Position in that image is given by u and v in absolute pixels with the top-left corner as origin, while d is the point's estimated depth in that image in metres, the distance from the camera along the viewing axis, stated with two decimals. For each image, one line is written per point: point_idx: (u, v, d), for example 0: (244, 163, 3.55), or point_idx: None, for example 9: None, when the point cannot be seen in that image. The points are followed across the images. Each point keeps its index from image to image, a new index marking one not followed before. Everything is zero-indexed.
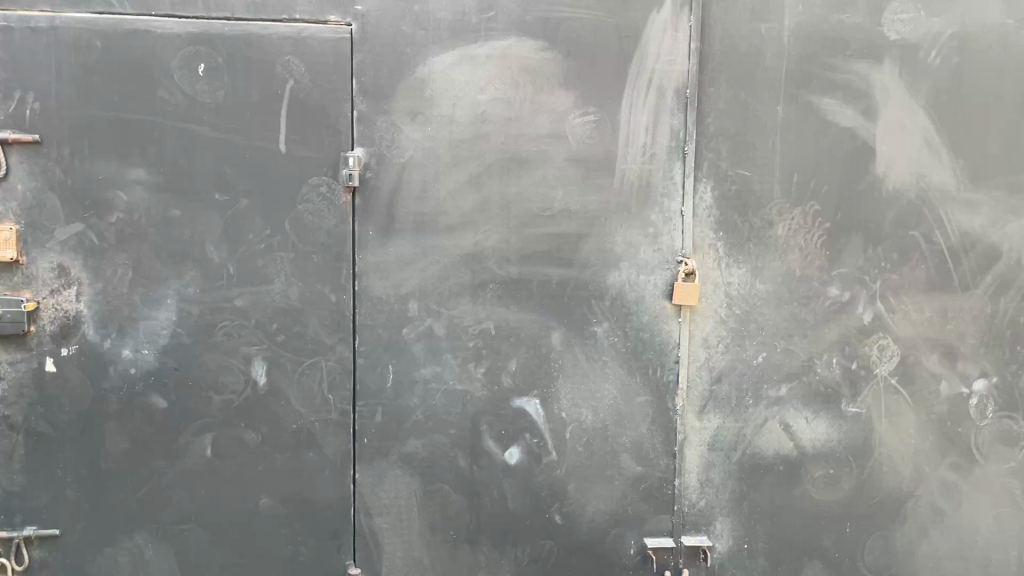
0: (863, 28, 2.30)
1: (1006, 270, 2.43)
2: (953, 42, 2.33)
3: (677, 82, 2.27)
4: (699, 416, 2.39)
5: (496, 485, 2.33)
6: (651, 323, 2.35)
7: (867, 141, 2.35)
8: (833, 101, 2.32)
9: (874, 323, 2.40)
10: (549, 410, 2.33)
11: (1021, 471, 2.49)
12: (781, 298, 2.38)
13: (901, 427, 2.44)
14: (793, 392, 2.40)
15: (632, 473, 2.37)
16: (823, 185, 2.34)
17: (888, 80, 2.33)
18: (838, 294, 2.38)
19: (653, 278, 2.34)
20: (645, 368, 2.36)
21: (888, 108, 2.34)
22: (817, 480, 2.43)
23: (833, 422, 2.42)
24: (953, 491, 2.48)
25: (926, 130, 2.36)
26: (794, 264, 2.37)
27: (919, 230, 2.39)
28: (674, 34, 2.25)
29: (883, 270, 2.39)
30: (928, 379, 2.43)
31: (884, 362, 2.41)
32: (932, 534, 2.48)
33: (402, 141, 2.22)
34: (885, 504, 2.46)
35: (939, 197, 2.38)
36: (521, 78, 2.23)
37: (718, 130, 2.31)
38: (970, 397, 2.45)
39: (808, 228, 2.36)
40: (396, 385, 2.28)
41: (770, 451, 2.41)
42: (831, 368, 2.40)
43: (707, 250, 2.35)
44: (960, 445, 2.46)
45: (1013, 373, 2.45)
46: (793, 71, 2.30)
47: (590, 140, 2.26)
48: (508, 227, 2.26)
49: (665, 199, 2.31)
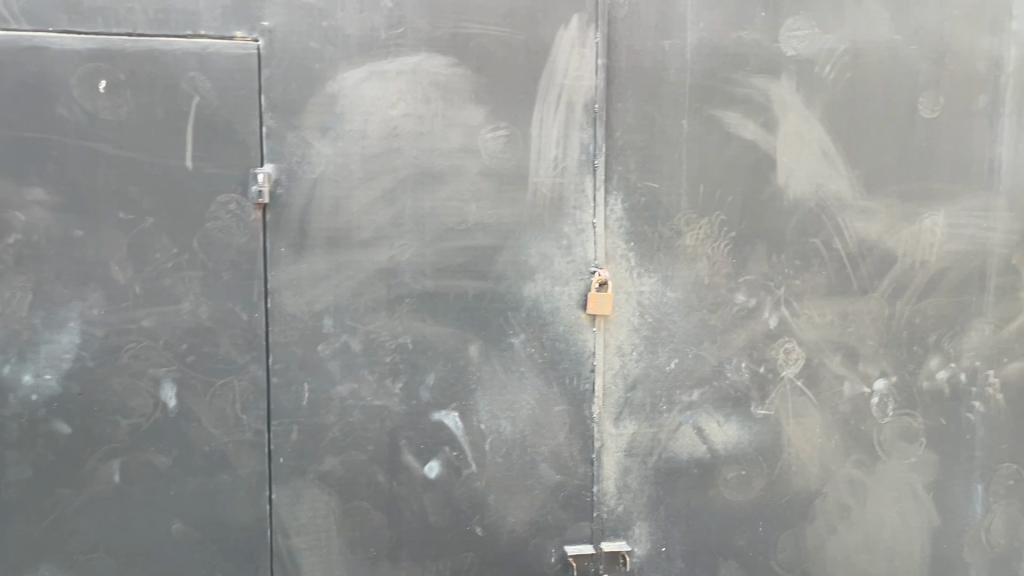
0: (761, 44, 2.39)
1: (902, 274, 2.55)
2: (845, 58, 2.44)
3: (586, 97, 2.32)
4: (615, 423, 2.43)
5: (416, 499, 2.33)
6: (567, 333, 2.39)
7: (768, 153, 2.44)
8: (735, 115, 2.41)
9: (780, 328, 2.50)
10: (468, 422, 2.34)
11: (922, 466, 2.60)
12: (692, 306, 2.45)
13: (808, 427, 2.54)
14: (705, 396, 2.47)
15: (552, 482, 2.40)
16: (727, 196, 2.43)
17: (785, 94, 2.43)
18: (745, 300, 2.47)
19: (567, 289, 2.38)
20: (561, 378, 2.39)
21: (786, 121, 2.44)
22: (730, 481, 2.50)
23: (743, 424, 2.50)
24: (859, 487, 2.58)
25: (822, 142, 2.46)
26: (703, 272, 2.44)
27: (819, 237, 2.49)
28: (581, 50, 2.30)
29: (786, 276, 2.48)
30: (831, 380, 2.54)
31: (789, 365, 2.51)
32: (841, 529, 2.58)
33: (313, 157, 2.21)
34: (795, 502, 2.55)
35: (837, 205, 2.49)
36: (432, 94, 2.25)
37: (626, 143, 2.37)
38: (871, 396, 2.56)
39: (715, 237, 2.44)
40: (312, 403, 2.26)
41: (684, 455, 2.47)
42: (741, 372, 2.48)
43: (619, 260, 2.40)
44: (864, 442, 2.57)
45: (911, 372, 2.57)
46: (696, 86, 2.38)
47: (502, 154, 2.29)
48: (422, 242, 2.27)
49: (577, 211, 2.36)
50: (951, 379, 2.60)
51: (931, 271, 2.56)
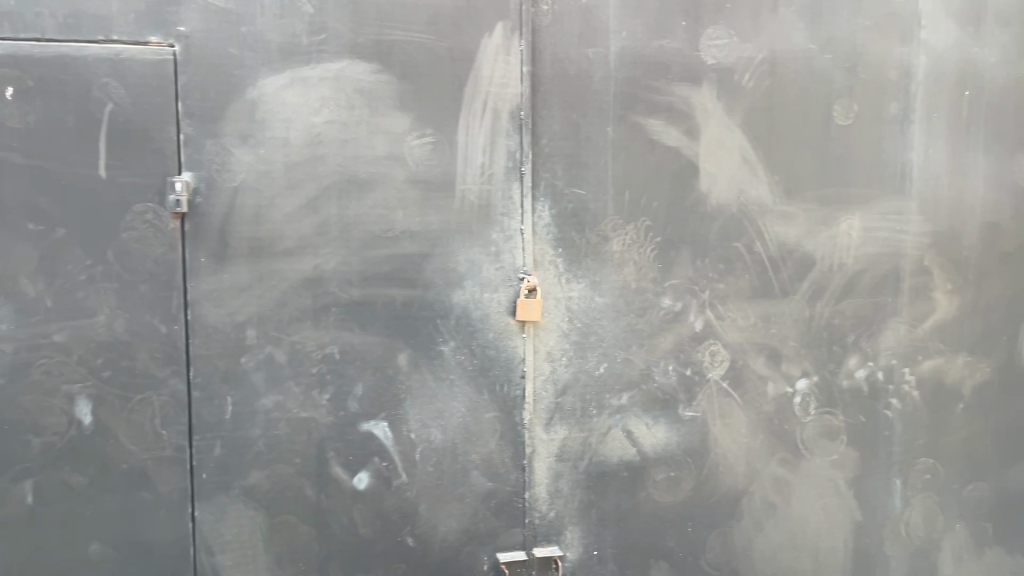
0: (682, 53, 2.44)
1: (821, 276, 2.62)
2: (763, 67, 2.51)
3: (512, 104, 2.32)
4: (546, 428, 2.44)
5: (345, 512, 2.29)
6: (496, 340, 2.39)
7: (691, 159, 2.49)
8: (658, 122, 2.45)
9: (705, 331, 2.54)
10: (397, 432, 2.32)
11: (843, 462, 2.68)
12: (619, 311, 2.48)
13: (733, 427, 2.59)
14: (634, 400, 2.50)
15: (483, 489, 2.40)
16: (652, 202, 2.47)
17: (707, 102, 2.48)
18: (671, 304, 2.51)
19: (496, 295, 2.38)
20: (492, 384, 2.39)
21: (708, 128, 2.49)
22: (659, 483, 2.54)
23: (671, 426, 2.53)
24: (784, 485, 2.64)
25: (742, 148, 2.52)
26: (630, 277, 2.47)
27: (741, 242, 2.55)
28: (506, 57, 2.31)
29: (711, 280, 2.54)
30: (756, 381, 2.60)
31: (715, 366, 2.56)
32: (767, 527, 2.64)
33: (233, 164, 2.16)
34: (722, 502, 2.59)
35: (758, 210, 2.55)
36: (355, 101, 2.22)
37: (553, 150, 2.38)
38: (794, 396, 2.63)
39: (641, 243, 2.47)
40: (236, 416, 2.21)
41: (614, 459, 2.50)
42: (668, 374, 2.52)
43: (547, 266, 2.42)
44: (788, 441, 2.63)
45: (831, 372, 2.65)
46: (620, 93, 2.41)
47: (428, 161, 2.28)
48: (348, 250, 2.25)
49: (505, 218, 2.36)
50: (869, 377, 2.68)
51: (848, 273, 2.64)
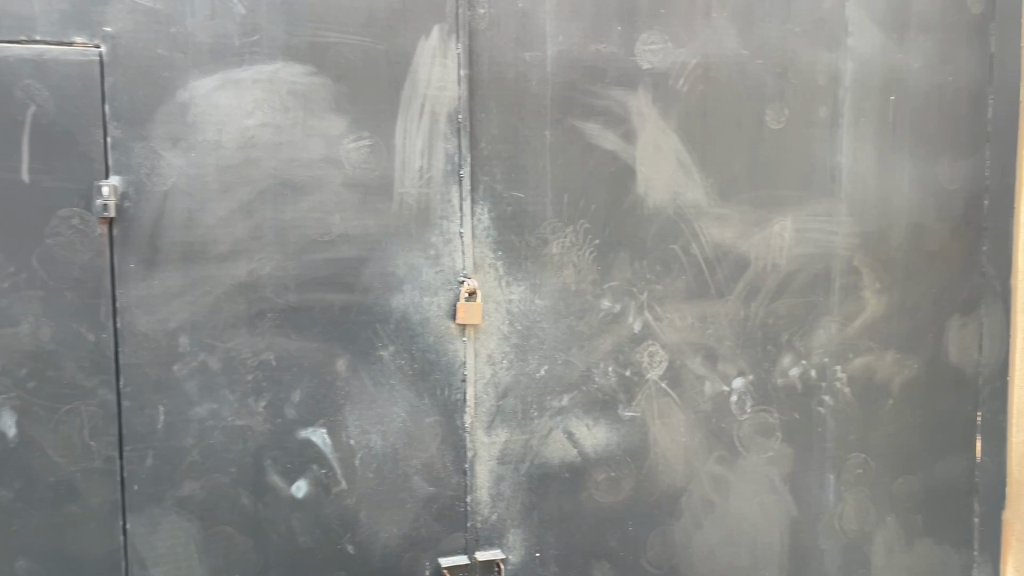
0: (617, 57, 2.47)
1: (755, 277, 2.68)
2: (697, 72, 2.55)
3: (449, 107, 2.32)
4: (487, 431, 2.44)
5: (283, 520, 2.26)
6: (437, 344, 2.38)
7: (628, 163, 2.52)
8: (595, 125, 2.47)
9: (644, 331, 2.58)
10: (337, 438, 2.29)
11: (779, 459, 2.74)
12: (559, 313, 2.49)
13: (672, 427, 2.62)
14: (574, 401, 2.52)
15: (424, 494, 2.39)
16: (591, 205, 2.49)
17: (642, 106, 2.51)
18: (610, 306, 2.54)
19: (436, 299, 2.37)
20: (432, 389, 2.38)
21: (644, 132, 2.52)
22: (600, 483, 2.56)
23: (611, 427, 2.56)
24: (722, 482, 2.69)
25: (678, 151, 2.56)
26: (569, 279, 2.49)
27: (677, 243, 2.59)
28: (443, 60, 2.30)
29: (649, 281, 2.57)
30: (693, 380, 2.64)
31: (654, 367, 2.59)
32: (706, 525, 2.68)
33: (163, 168, 2.12)
34: (662, 501, 2.63)
35: (694, 212, 2.60)
36: (289, 103, 2.20)
37: (491, 153, 2.39)
38: (730, 394, 2.67)
39: (580, 245, 2.49)
40: (169, 426, 2.16)
41: (555, 460, 2.51)
42: (608, 375, 2.54)
43: (487, 269, 2.42)
44: (725, 439, 2.68)
45: (766, 370, 2.71)
46: (557, 97, 2.43)
47: (365, 164, 2.26)
48: (285, 254, 2.21)
49: (444, 221, 2.35)
50: (803, 375, 2.75)
51: (781, 274, 2.70)
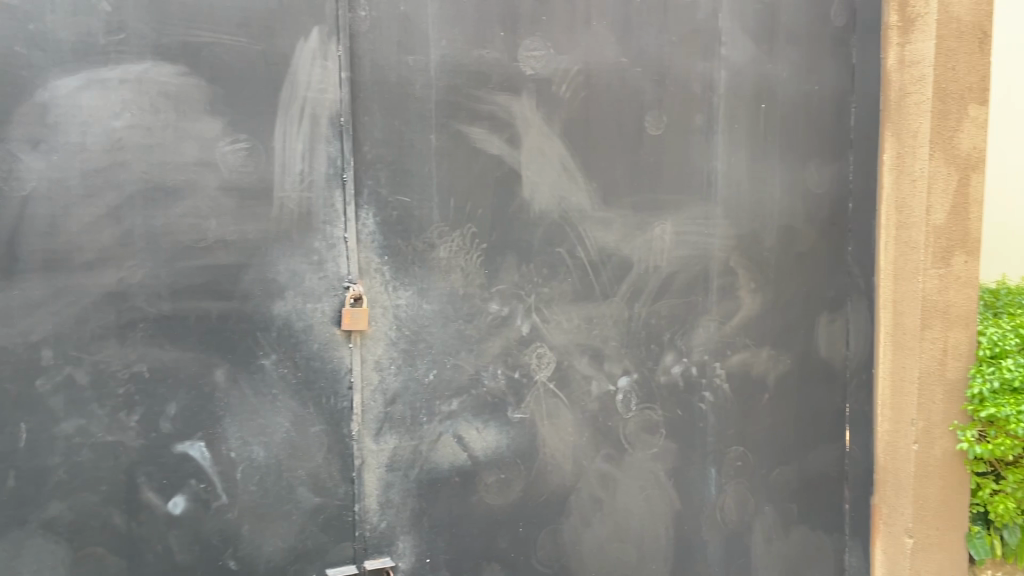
0: (501, 63, 2.49)
1: (638, 278, 2.75)
2: (579, 78, 2.60)
3: (330, 110, 2.28)
4: (375, 439, 2.41)
5: (160, 539, 2.17)
6: (321, 351, 2.33)
7: (513, 168, 2.54)
8: (480, 130, 2.48)
9: (531, 334, 2.61)
10: (216, 451, 2.22)
11: (663, 455, 2.82)
12: (447, 317, 2.49)
13: (560, 427, 2.66)
14: (463, 405, 2.52)
15: (310, 504, 2.34)
16: (477, 209, 2.50)
17: (526, 111, 2.54)
18: (498, 309, 2.55)
19: (320, 305, 2.32)
20: (317, 397, 2.33)
21: (528, 137, 2.55)
22: (490, 486, 2.57)
23: (501, 429, 2.57)
24: (609, 480, 2.75)
25: (562, 156, 2.61)
26: (457, 283, 2.49)
27: (563, 247, 2.63)
28: (324, 62, 2.26)
29: (536, 285, 2.60)
30: (580, 381, 2.69)
31: (542, 368, 2.63)
32: (594, 522, 2.73)
33: (22, 171, 2.00)
34: (552, 500, 2.66)
35: (578, 216, 2.64)
36: (161, 104, 2.11)
37: (375, 157, 2.36)
38: (616, 393, 2.74)
39: (467, 249, 2.50)
40: (31, 445, 2.04)
41: (445, 464, 2.50)
42: (497, 378, 2.56)
43: (373, 274, 2.39)
44: (611, 438, 2.74)
45: (650, 369, 2.79)
46: (441, 101, 2.42)
47: (243, 168, 2.20)
48: (157, 261, 2.13)
49: (327, 226, 2.31)
50: (685, 372, 2.84)
51: (663, 275, 2.79)
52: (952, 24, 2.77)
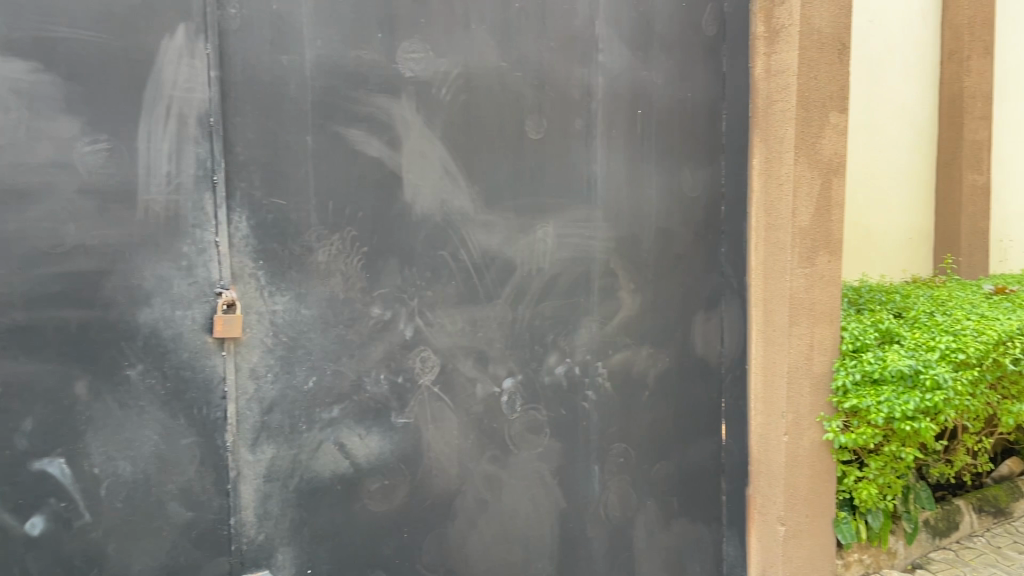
0: (379, 64, 2.46)
1: (521, 281, 2.77)
2: (459, 81, 2.60)
3: (199, 110, 2.20)
4: (252, 449, 2.34)
5: (17, 562, 2.05)
6: (193, 360, 2.24)
7: (394, 170, 2.52)
8: (358, 132, 2.45)
9: (415, 338, 2.59)
10: (78, 467, 2.11)
11: (548, 455, 2.85)
12: (327, 322, 2.44)
13: (445, 430, 2.65)
14: (344, 412, 2.48)
15: (182, 519, 2.25)
16: (357, 212, 2.46)
17: (406, 114, 2.52)
18: (380, 313, 2.52)
19: (190, 312, 2.23)
20: (188, 408, 2.24)
21: (409, 139, 2.53)
22: (373, 493, 2.54)
23: (384, 435, 2.54)
24: (494, 482, 2.76)
25: (443, 159, 2.60)
26: (337, 288, 2.45)
27: (446, 249, 2.63)
28: (191, 60, 2.18)
29: (418, 288, 2.58)
30: (465, 383, 2.69)
31: (426, 372, 2.61)
32: (480, 524, 2.74)
33: None
34: (437, 504, 2.65)
35: (460, 219, 2.65)
36: (12, 102, 2.00)
37: (247, 159, 2.30)
38: (501, 395, 2.75)
39: (346, 253, 2.46)
40: None
41: (326, 473, 2.46)
42: (379, 383, 2.53)
43: (248, 279, 2.32)
44: (496, 439, 2.75)
45: (534, 370, 2.82)
46: (317, 102, 2.38)
47: (104, 169, 2.10)
48: (9, 268, 2.00)
49: (197, 230, 2.23)
50: (568, 372, 2.88)
51: (546, 277, 2.82)
52: (813, 36, 2.92)
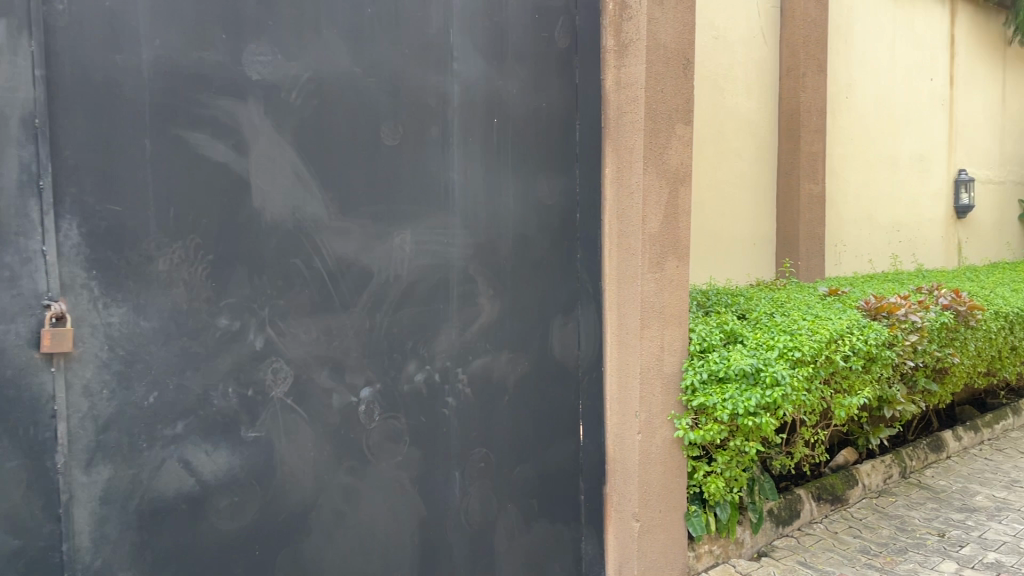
0: (224, 66, 2.39)
1: (378, 289, 2.75)
2: (310, 85, 2.55)
3: (22, 110, 2.09)
4: (86, 470, 2.21)
5: None
6: (18, 377, 2.11)
7: (241, 175, 2.44)
8: (202, 135, 2.36)
9: (266, 349, 2.51)
10: None
11: (408, 463, 2.83)
12: (169, 334, 2.34)
13: (299, 443, 2.59)
14: (189, 427, 2.38)
15: (7, 548, 2.11)
16: (202, 219, 2.38)
17: (254, 118, 2.46)
18: (228, 323, 2.44)
19: (13, 326, 2.10)
20: (13, 429, 2.10)
21: (257, 144, 2.47)
22: (221, 510, 2.45)
23: (233, 450, 2.46)
24: (352, 493, 2.71)
25: (294, 164, 2.54)
26: (181, 298, 2.35)
27: (298, 257, 2.56)
28: (13, 57, 2.07)
29: (269, 297, 2.51)
30: (321, 394, 2.63)
31: (279, 383, 2.54)
32: (337, 537, 2.69)
33: None
34: (292, 519, 2.58)
35: (314, 226, 2.59)
36: None
37: (78, 163, 2.18)
38: (359, 404, 2.72)
39: (190, 261, 2.36)
40: None
41: (170, 492, 2.35)
42: (227, 397, 2.44)
43: (80, 290, 2.19)
44: (354, 450, 2.71)
45: (393, 378, 2.80)
46: (155, 104, 2.28)
47: None
48: None
49: (21, 238, 2.11)
50: (427, 380, 2.88)
51: (403, 284, 2.81)
52: (659, 50, 3.05)
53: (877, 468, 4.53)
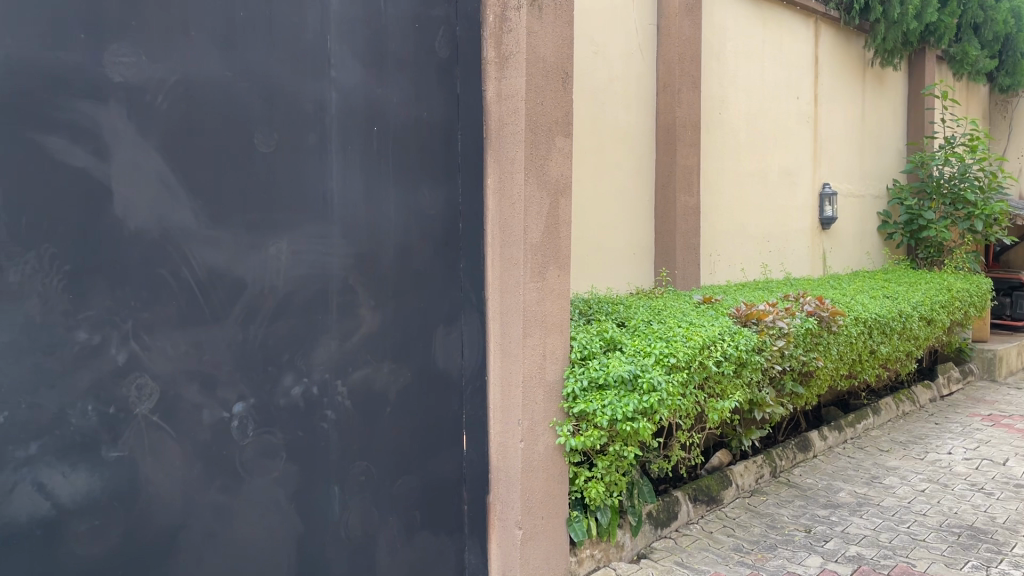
0: (83, 67, 2.27)
1: (251, 300, 2.67)
2: (178, 89, 2.46)
3: None
4: None
5: None
6: None
7: (102, 181, 2.32)
8: (58, 139, 2.23)
9: (129, 363, 2.39)
10: None
11: (284, 479, 2.76)
12: (20, 350, 2.20)
13: (166, 462, 2.48)
14: (44, 448, 2.24)
15: None
16: (58, 227, 2.24)
17: (116, 122, 2.35)
18: (87, 337, 2.31)
19: None
20: None
21: (120, 149, 2.36)
22: (81, 536, 2.31)
23: (93, 471, 2.33)
24: (224, 512, 2.61)
25: (161, 170, 2.44)
26: (34, 311, 2.22)
27: (165, 267, 2.46)
28: None
29: (133, 309, 2.40)
30: (190, 410, 2.53)
31: (143, 400, 2.43)
32: (208, 558, 2.59)
33: None
34: (159, 541, 2.47)
35: (182, 235, 2.49)
36: None
37: None
38: (231, 419, 2.63)
39: (45, 272, 2.23)
40: None
41: (22, 517, 2.21)
42: (86, 415, 2.31)
43: None
44: (226, 467, 2.61)
45: (268, 392, 2.72)
46: (6, 105, 2.14)
47: None
48: None
49: None
50: (304, 393, 2.81)
51: (279, 295, 2.73)
52: (539, 64, 3.14)
53: (749, 468, 4.73)
